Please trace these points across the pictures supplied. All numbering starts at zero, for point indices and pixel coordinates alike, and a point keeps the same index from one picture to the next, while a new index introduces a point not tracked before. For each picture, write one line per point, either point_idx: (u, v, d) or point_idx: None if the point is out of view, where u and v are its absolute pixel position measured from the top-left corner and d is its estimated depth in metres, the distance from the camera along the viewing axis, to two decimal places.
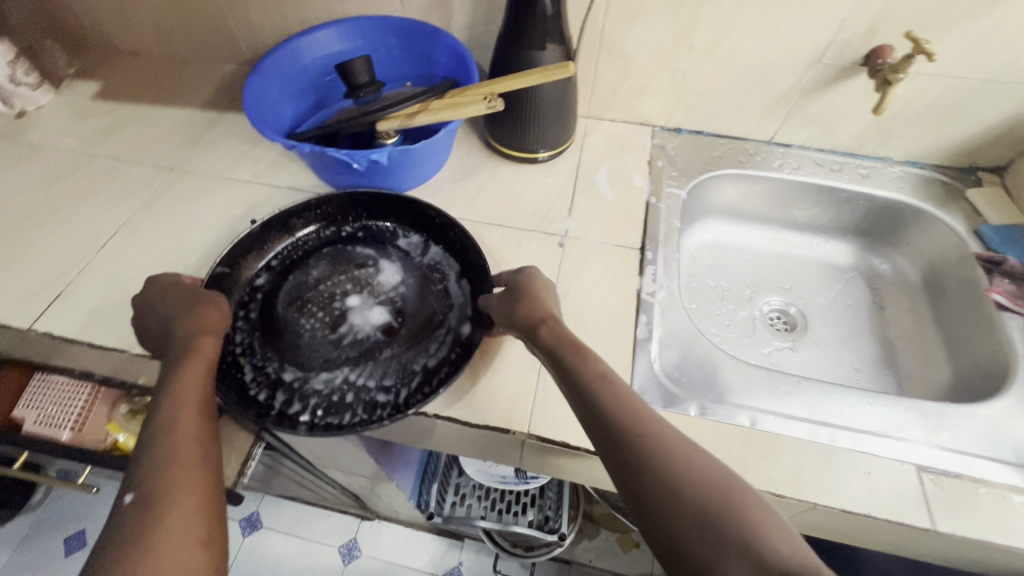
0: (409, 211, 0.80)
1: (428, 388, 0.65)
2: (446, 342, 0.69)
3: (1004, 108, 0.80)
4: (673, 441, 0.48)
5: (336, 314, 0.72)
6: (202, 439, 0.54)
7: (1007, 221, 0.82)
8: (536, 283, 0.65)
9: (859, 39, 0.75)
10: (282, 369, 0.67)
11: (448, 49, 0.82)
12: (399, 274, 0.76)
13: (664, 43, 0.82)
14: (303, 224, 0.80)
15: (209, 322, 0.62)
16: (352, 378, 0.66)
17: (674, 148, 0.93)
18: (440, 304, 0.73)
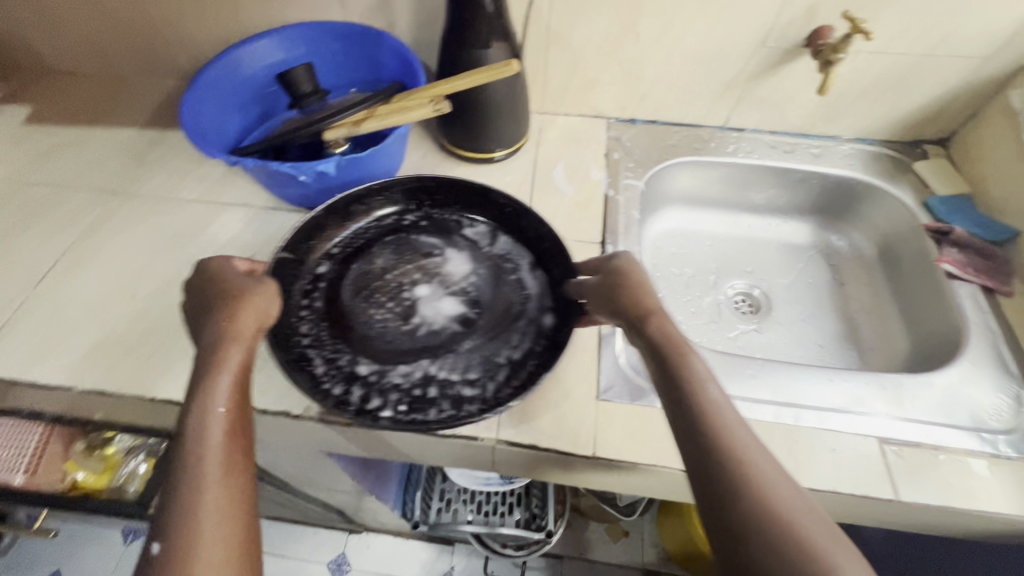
0: (474, 199, 0.78)
1: (517, 382, 0.62)
2: (529, 333, 0.66)
3: (943, 81, 0.82)
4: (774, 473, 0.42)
5: (407, 304, 0.70)
6: (231, 475, 0.48)
7: (953, 192, 0.84)
8: (636, 270, 0.60)
9: (800, 21, 0.76)
10: (357, 362, 0.64)
11: (395, 52, 0.80)
12: (468, 264, 0.73)
13: (611, 34, 0.82)
14: (364, 212, 0.77)
15: (243, 329, 0.56)
16: (433, 371, 0.64)
17: (629, 139, 0.93)
18: (517, 295, 0.70)
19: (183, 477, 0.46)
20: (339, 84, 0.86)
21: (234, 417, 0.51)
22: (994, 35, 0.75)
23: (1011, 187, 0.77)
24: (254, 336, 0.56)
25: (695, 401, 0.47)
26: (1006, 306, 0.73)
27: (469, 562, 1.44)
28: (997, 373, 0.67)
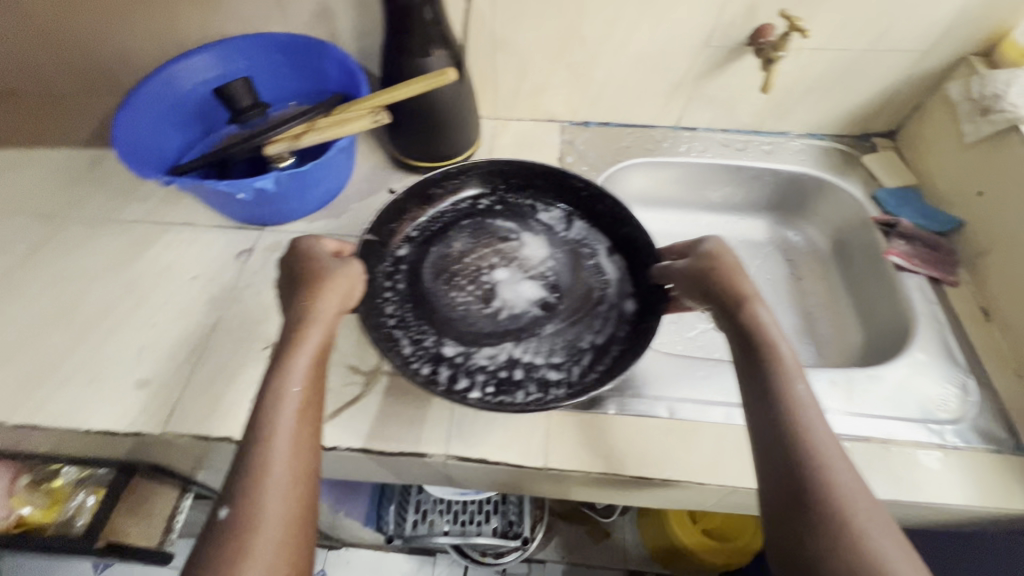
0: (552, 184, 0.79)
1: (603, 366, 0.64)
2: (612, 318, 0.68)
3: (885, 75, 0.83)
4: (840, 471, 0.45)
5: (486, 288, 0.72)
6: (297, 456, 0.49)
7: (901, 183, 0.85)
8: (727, 253, 0.61)
9: (741, 21, 0.76)
10: (442, 343, 0.66)
11: (338, 63, 0.79)
12: (545, 249, 0.76)
13: (556, 39, 0.81)
14: (440, 197, 0.79)
15: (323, 312, 0.56)
16: (518, 353, 0.66)
17: (583, 143, 0.93)
18: (596, 280, 0.72)
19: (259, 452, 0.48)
20: (284, 97, 0.85)
21: (305, 400, 0.52)
22: (931, 28, 0.76)
23: (954, 177, 0.78)
24: (332, 321, 0.57)
25: (776, 390, 0.50)
26: (952, 295, 0.74)
27: (452, 572, 1.42)
28: (944, 362, 0.68)
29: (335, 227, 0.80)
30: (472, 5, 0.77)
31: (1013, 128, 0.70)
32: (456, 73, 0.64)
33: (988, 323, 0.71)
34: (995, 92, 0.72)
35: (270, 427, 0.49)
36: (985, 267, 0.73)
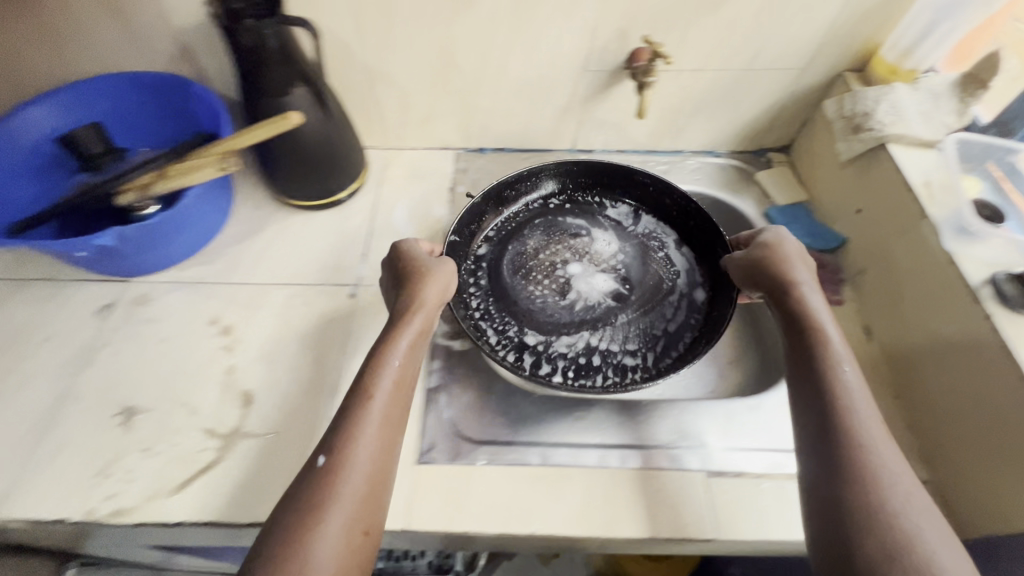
0: (620, 183, 0.83)
1: (676, 352, 0.71)
2: (681, 306, 0.75)
3: (768, 93, 0.82)
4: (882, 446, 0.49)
5: (562, 281, 0.76)
6: (387, 425, 0.54)
7: (791, 200, 0.85)
8: (791, 246, 0.66)
9: (615, 45, 0.75)
10: (524, 333, 0.71)
11: (204, 101, 0.75)
12: (615, 244, 0.80)
13: (432, 68, 0.78)
14: (513, 198, 0.82)
15: (428, 300, 0.62)
16: (594, 342, 0.71)
17: (477, 171, 0.90)
18: (665, 272, 0.77)
19: (355, 414, 0.53)
20: (162, 134, 0.81)
21: (403, 374, 0.58)
22: (804, 47, 0.75)
23: (837, 194, 0.78)
24: (435, 311, 0.63)
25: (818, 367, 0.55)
26: (836, 314, 0.73)
27: None
28: None
29: (206, 274, 0.76)
30: (337, 38, 0.74)
31: (883, 146, 0.70)
32: (300, 116, 0.61)
33: (868, 341, 0.70)
34: (865, 110, 0.72)
35: (365, 394, 0.55)
36: (864, 284, 0.73)
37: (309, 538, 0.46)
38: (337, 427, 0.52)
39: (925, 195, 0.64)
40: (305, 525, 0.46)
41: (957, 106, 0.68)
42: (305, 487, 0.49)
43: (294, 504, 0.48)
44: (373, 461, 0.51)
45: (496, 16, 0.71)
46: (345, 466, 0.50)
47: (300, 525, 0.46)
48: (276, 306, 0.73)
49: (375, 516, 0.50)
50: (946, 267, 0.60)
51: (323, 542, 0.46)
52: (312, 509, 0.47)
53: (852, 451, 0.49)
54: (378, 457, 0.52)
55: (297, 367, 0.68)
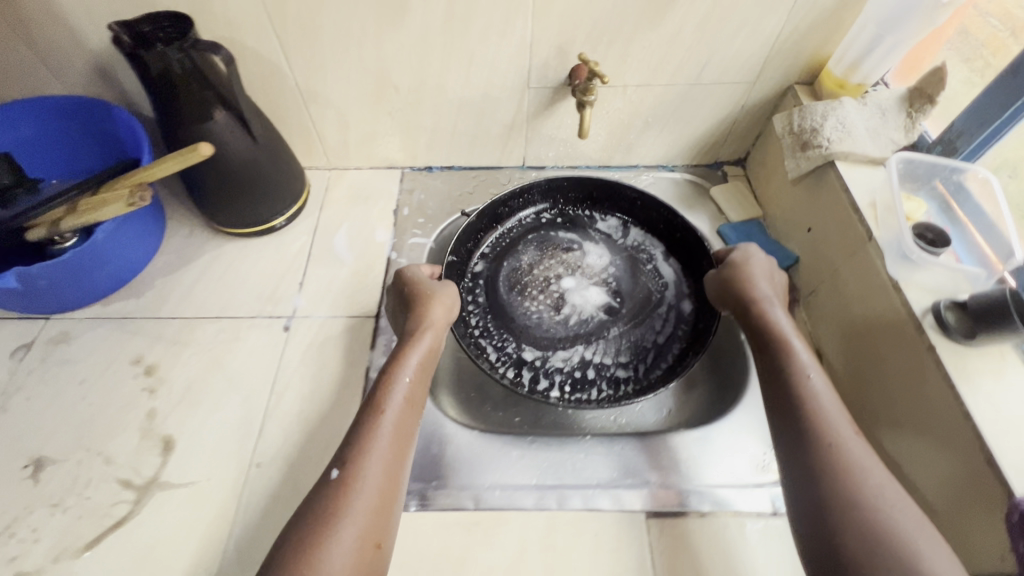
0: (608, 195, 0.79)
1: (665, 363, 0.69)
2: (670, 318, 0.72)
3: (719, 107, 0.79)
4: (861, 458, 0.46)
5: (556, 296, 0.73)
6: (400, 438, 0.52)
7: (745, 217, 0.82)
8: (756, 257, 0.63)
9: (555, 62, 0.72)
10: (522, 349, 0.69)
11: (127, 125, 0.72)
12: (606, 257, 0.76)
13: (367, 87, 0.75)
14: (508, 213, 0.79)
15: (433, 318, 0.62)
16: (590, 356, 0.69)
17: (423, 191, 0.87)
18: (655, 284, 0.74)
19: (365, 426, 0.52)
20: (93, 159, 0.78)
21: (413, 390, 0.57)
22: (750, 60, 0.73)
23: (789, 212, 0.76)
24: (442, 331, 0.62)
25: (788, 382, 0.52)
26: None
27: None
28: None
29: (131, 309, 0.72)
30: (263, 59, 0.71)
31: (831, 163, 0.67)
32: (211, 147, 0.57)
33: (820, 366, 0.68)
34: (813, 126, 0.69)
35: (377, 406, 0.54)
36: (815, 306, 0.70)
37: (323, 548, 0.44)
38: (351, 438, 0.51)
39: (871, 217, 0.61)
40: (317, 533, 0.45)
41: (905, 121, 0.66)
42: (319, 500, 0.47)
43: (309, 515, 0.47)
44: (386, 471, 0.50)
45: (427, 34, 0.68)
46: (360, 476, 0.49)
47: (312, 536, 0.45)
48: (204, 342, 0.70)
49: (387, 529, 0.48)
50: (891, 294, 0.57)
51: (336, 551, 0.44)
52: (324, 516, 0.46)
53: (824, 453, 0.47)
54: (391, 466, 0.50)
55: (222, 408, 0.64)
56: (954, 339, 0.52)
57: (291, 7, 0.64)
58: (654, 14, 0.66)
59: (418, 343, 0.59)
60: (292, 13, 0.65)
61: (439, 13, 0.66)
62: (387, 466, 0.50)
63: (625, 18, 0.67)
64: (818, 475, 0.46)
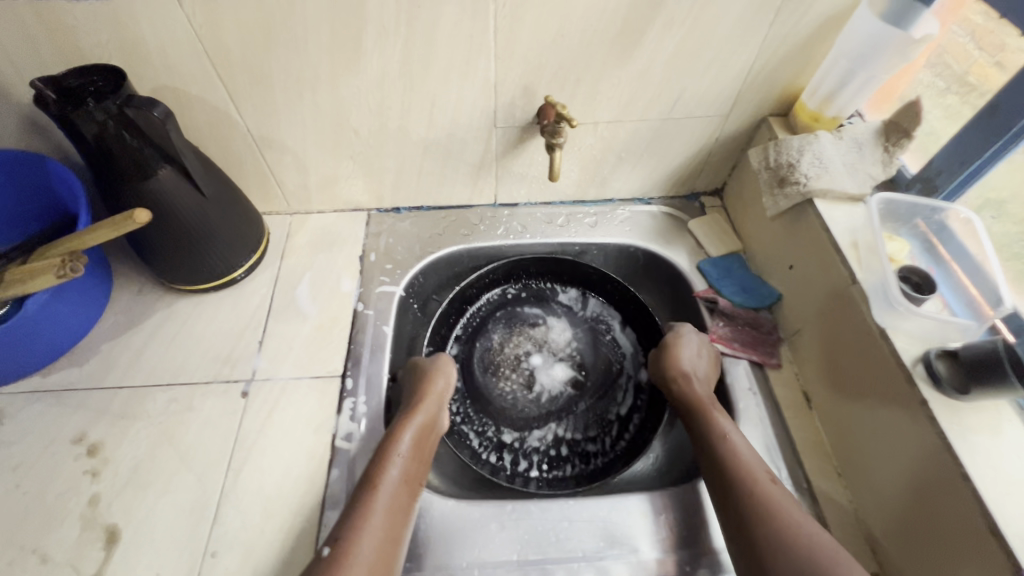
0: (566, 270, 0.85)
1: (628, 434, 0.75)
2: (630, 390, 0.79)
3: (694, 140, 0.77)
4: (778, 504, 0.52)
5: (527, 375, 0.79)
6: (393, 517, 0.52)
7: (725, 251, 0.80)
8: (687, 333, 0.68)
9: (521, 101, 0.69)
10: (501, 432, 0.75)
11: (64, 180, 0.66)
12: (568, 331, 0.84)
13: (324, 132, 0.71)
14: (476, 294, 0.84)
15: (436, 390, 0.63)
16: (562, 432, 0.76)
17: (391, 234, 0.82)
18: (614, 354, 0.82)
19: (361, 501, 0.52)
20: (28, 220, 0.71)
21: (410, 467, 0.56)
22: (722, 95, 0.70)
23: (769, 248, 0.74)
24: (438, 405, 0.62)
25: (708, 437, 0.58)
26: (774, 380, 0.68)
27: None
28: None
29: (74, 379, 0.67)
30: (210, 108, 0.66)
31: (810, 201, 0.65)
32: (150, 213, 0.52)
33: (808, 412, 0.66)
34: (789, 161, 0.67)
35: (374, 479, 0.53)
36: (800, 346, 0.68)
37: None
38: (346, 514, 0.51)
39: (854, 258, 0.59)
40: None
41: (882, 156, 0.64)
42: None
43: None
44: (379, 547, 0.49)
45: (385, 79, 0.64)
46: (352, 552, 0.48)
47: None
48: (154, 415, 0.64)
49: None
50: (878, 341, 0.55)
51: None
52: None
53: (744, 501, 0.52)
54: (385, 543, 0.50)
55: (174, 490, 0.59)
56: (947, 393, 0.50)
57: (236, 54, 0.60)
58: (622, 51, 0.64)
59: (412, 419, 0.59)
60: (238, 60, 0.61)
61: (396, 56, 0.62)
62: (381, 542, 0.50)
63: (592, 56, 0.64)
64: (749, 527, 0.51)
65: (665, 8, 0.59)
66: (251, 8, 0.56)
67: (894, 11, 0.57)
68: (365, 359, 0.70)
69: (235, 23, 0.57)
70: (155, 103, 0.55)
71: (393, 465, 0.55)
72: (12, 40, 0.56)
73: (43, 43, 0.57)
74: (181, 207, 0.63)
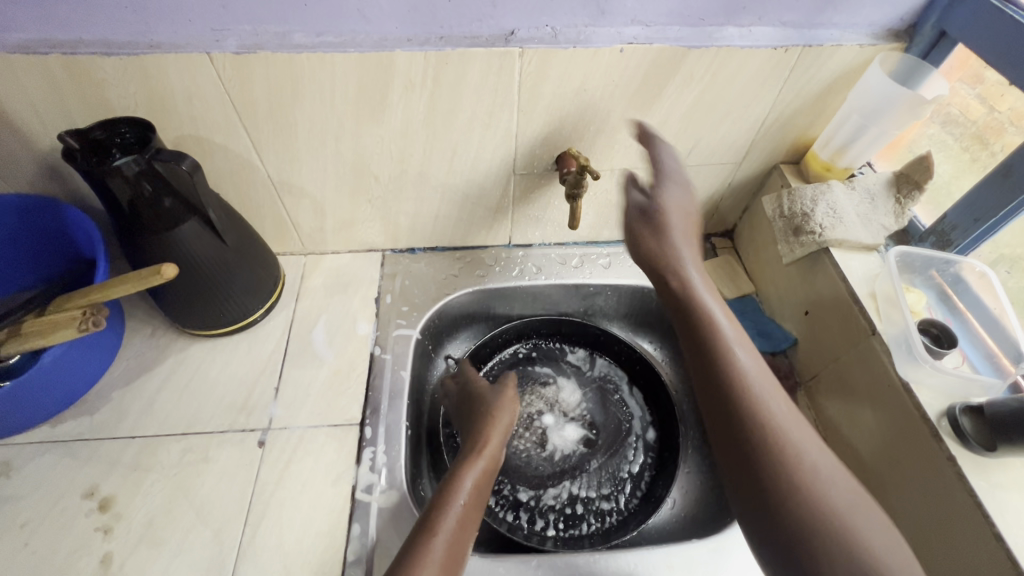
0: (574, 330, 0.88)
1: (641, 492, 0.76)
2: (640, 448, 0.80)
3: (707, 185, 0.78)
4: (787, 427, 0.48)
5: (540, 433, 0.80)
6: (451, 557, 0.51)
7: (738, 293, 0.81)
8: (673, 212, 0.61)
9: (542, 149, 0.70)
10: (517, 490, 0.76)
11: (81, 227, 0.65)
12: (578, 391, 0.85)
13: (344, 178, 0.71)
14: (488, 353, 0.85)
15: (498, 432, 0.65)
16: (576, 491, 0.76)
17: (406, 275, 0.82)
18: (623, 413, 0.83)
19: (421, 537, 0.51)
20: (43, 263, 0.70)
21: (469, 511, 0.56)
22: (736, 144, 0.72)
23: (783, 293, 0.75)
24: (498, 450, 0.64)
25: (718, 353, 0.53)
26: None
27: None
28: None
29: (83, 428, 0.65)
30: (232, 156, 0.66)
31: (826, 250, 0.66)
32: (176, 267, 0.52)
33: None
34: (804, 210, 0.68)
35: (435, 520, 0.53)
36: (818, 392, 0.68)
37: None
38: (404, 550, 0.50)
39: (873, 309, 0.61)
40: None
41: (895, 207, 0.66)
42: None
43: None
44: None
45: (409, 129, 0.65)
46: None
47: None
48: (167, 466, 0.63)
49: None
50: (902, 395, 0.55)
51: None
52: None
53: (756, 422, 0.48)
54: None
55: (189, 546, 0.58)
56: (973, 449, 0.50)
57: (263, 106, 0.61)
58: (642, 103, 0.65)
59: (475, 464, 0.60)
60: (263, 111, 0.61)
61: (421, 107, 0.63)
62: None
63: (612, 109, 0.65)
64: (762, 452, 0.47)
65: (684, 65, 0.61)
66: (280, 63, 0.57)
67: (903, 68, 0.62)
68: (383, 407, 0.69)
69: (264, 77, 0.58)
70: (182, 155, 0.55)
71: (454, 504, 0.55)
72: (38, 90, 0.56)
73: (69, 94, 0.57)
74: (202, 255, 0.63)
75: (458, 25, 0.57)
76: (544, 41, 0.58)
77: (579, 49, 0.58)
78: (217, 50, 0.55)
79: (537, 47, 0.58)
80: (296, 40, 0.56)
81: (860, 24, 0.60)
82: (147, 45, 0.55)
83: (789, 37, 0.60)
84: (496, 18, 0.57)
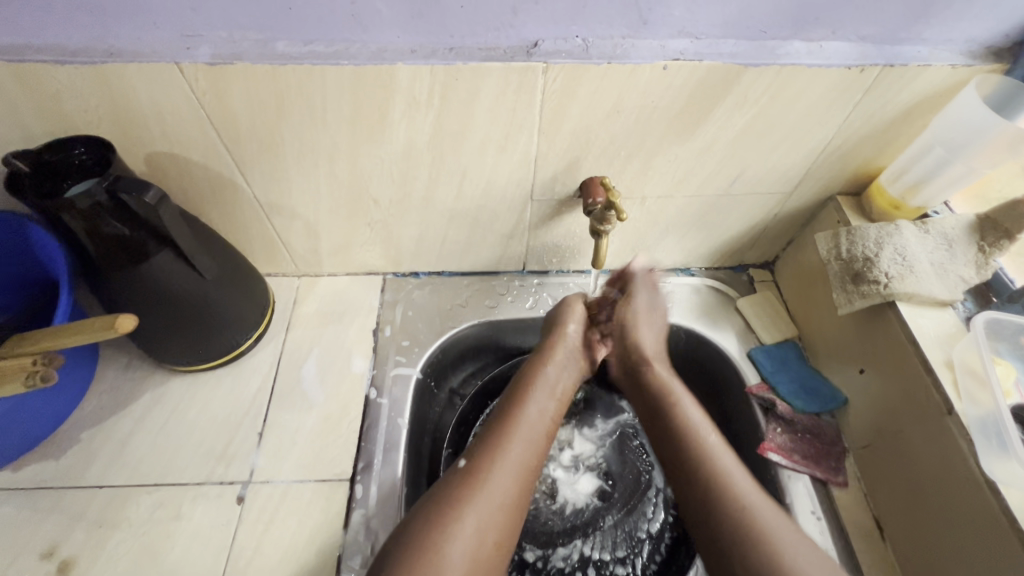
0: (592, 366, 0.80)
1: (660, 557, 0.68)
2: (660, 504, 0.72)
3: (752, 214, 0.68)
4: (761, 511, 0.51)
5: (549, 483, 0.73)
6: (526, 452, 0.55)
7: (779, 338, 0.71)
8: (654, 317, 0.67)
9: (565, 175, 0.61)
10: (523, 549, 0.68)
11: (47, 254, 0.57)
12: (593, 435, 0.77)
13: (340, 200, 0.63)
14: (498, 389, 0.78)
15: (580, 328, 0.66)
16: (589, 552, 0.68)
17: (408, 304, 0.75)
18: (642, 464, 0.75)
19: (498, 427, 0.56)
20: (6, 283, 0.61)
21: (545, 407, 0.60)
22: (789, 172, 0.62)
23: (834, 344, 0.65)
24: (577, 348, 0.66)
25: (682, 437, 0.57)
26: (841, 501, 0.60)
27: None
28: None
29: (47, 473, 0.59)
30: (212, 175, 0.58)
31: (892, 304, 0.57)
32: (133, 318, 0.47)
33: (882, 544, 0.57)
34: (866, 254, 0.59)
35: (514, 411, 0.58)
36: (873, 463, 0.59)
37: (446, 542, 0.47)
38: (479, 440, 0.56)
39: (950, 381, 0.52)
40: (441, 519, 0.48)
41: (977, 256, 0.57)
42: (442, 489, 0.51)
43: (430, 499, 0.51)
44: (506, 464, 0.53)
45: (413, 149, 0.57)
46: (480, 467, 0.53)
47: (433, 522, 0.48)
48: (136, 523, 0.57)
49: (505, 533, 0.51)
50: (984, 492, 0.47)
51: (458, 543, 0.47)
52: (448, 502, 0.50)
53: (722, 507, 0.51)
54: (517, 459, 0.54)
55: None
56: None
57: (245, 123, 0.53)
58: (686, 124, 0.55)
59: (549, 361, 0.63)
60: (246, 128, 0.53)
61: (426, 127, 0.54)
62: (513, 462, 0.54)
63: (648, 133, 0.56)
64: (732, 536, 0.50)
65: (738, 86, 0.51)
66: (262, 76, 0.48)
67: (1004, 91, 0.52)
68: (377, 461, 0.62)
69: (244, 92, 0.50)
70: (147, 184, 0.47)
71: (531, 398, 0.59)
72: None
73: (20, 105, 0.49)
74: (177, 291, 0.55)
75: (470, 35, 0.48)
76: (573, 55, 0.49)
77: (614, 65, 0.49)
78: (187, 59, 0.47)
79: (563, 62, 0.49)
80: (279, 49, 0.48)
81: (954, 39, 0.50)
82: (105, 52, 0.46)
83: (867, 54, 0.50)
84: (517, 28, 0.48)
